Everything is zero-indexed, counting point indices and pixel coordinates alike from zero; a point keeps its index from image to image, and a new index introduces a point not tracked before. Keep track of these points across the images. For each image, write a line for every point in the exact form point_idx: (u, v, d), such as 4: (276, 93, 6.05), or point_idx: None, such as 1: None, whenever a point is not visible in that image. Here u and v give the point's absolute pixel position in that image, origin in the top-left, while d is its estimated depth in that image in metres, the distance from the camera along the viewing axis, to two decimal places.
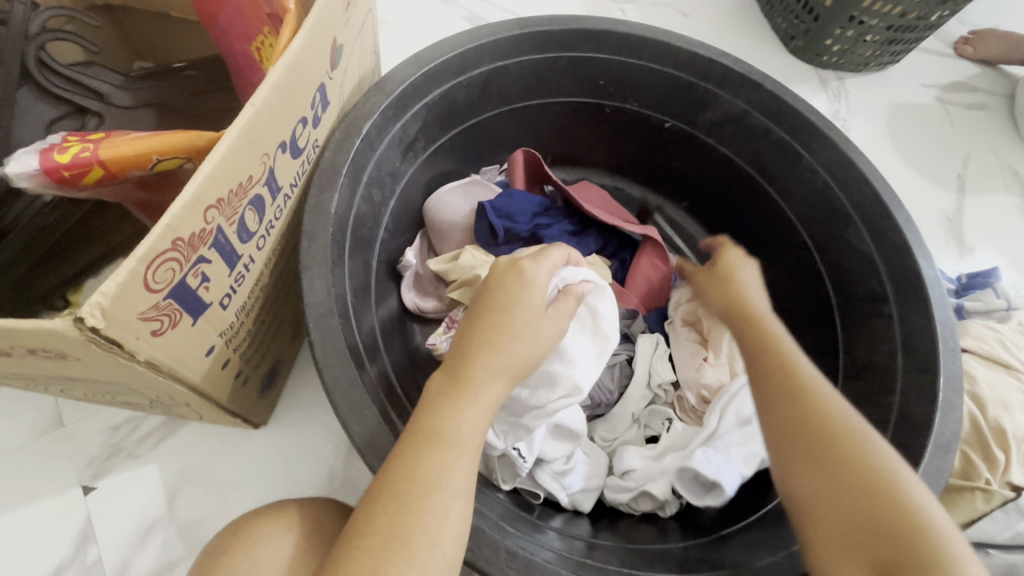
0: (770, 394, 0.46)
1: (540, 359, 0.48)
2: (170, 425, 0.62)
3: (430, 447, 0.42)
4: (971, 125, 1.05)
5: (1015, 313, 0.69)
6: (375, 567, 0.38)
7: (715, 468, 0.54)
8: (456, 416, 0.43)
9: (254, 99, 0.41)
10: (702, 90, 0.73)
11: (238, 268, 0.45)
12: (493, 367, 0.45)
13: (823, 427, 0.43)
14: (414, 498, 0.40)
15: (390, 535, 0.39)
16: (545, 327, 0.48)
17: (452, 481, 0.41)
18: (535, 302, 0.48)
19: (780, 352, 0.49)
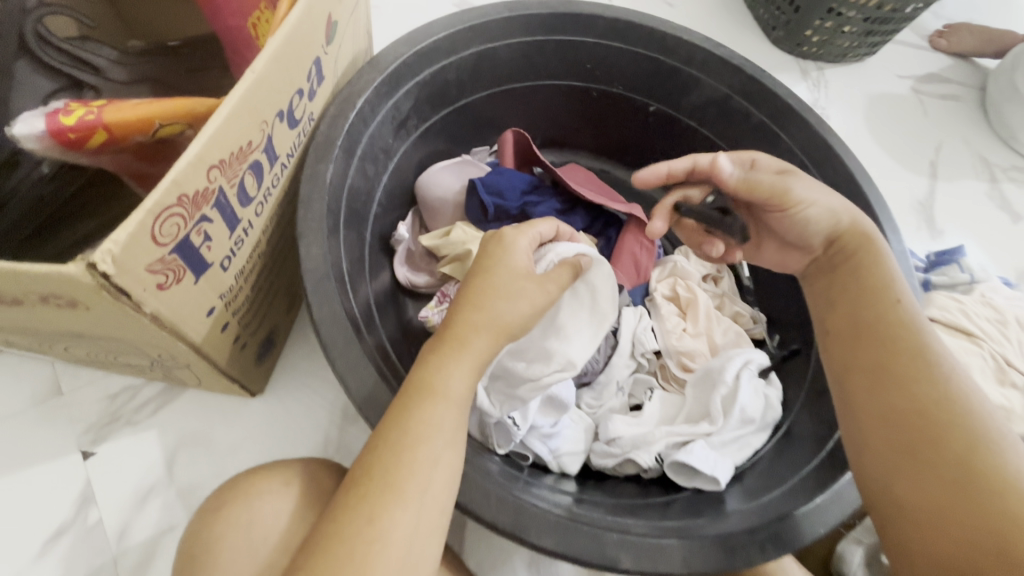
0: (876, 377, 0.49)
1: (526, 320, 0.48)
2: (167, 393, 0.64)
3: (423, 400, 0.43)
4: (943, 114, 1.09)
5: (978, 286, 0.73)
6: (372, 512, 0.39)
7: (712, 463, 0.57)
8: (446, 371, 0.44)
9: (254, 66, 0.43)
10: (686, 74, 0.76)
11: (237, 231, 0.47)
12: (483, 325, 0.46)
13: (930, 410, 0.45)
14: (408, 448, 0.41)
15: (386, 483, 0.40)
16: (528, 288, 0.49)
17: (444, 431, 0.43)
18: (518, 265, 0.50)
19: (893, 334, 0.50)
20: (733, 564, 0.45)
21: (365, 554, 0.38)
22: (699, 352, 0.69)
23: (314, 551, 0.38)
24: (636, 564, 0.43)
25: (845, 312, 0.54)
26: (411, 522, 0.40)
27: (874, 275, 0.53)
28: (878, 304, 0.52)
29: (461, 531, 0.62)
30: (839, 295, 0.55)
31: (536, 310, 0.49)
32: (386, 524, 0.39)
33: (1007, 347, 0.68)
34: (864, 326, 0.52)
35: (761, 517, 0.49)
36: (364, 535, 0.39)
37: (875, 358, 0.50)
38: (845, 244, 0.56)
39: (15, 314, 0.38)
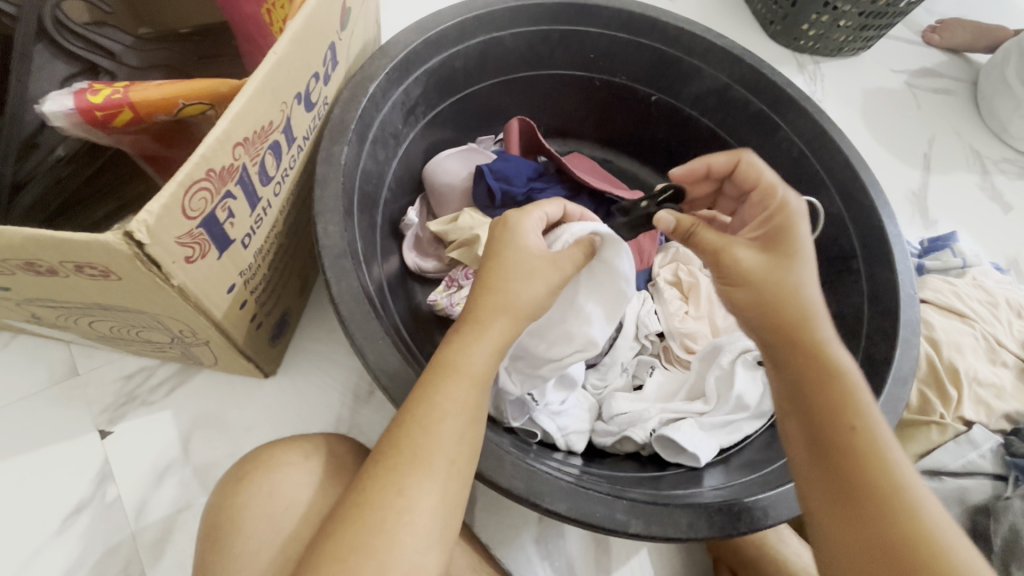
0: (830, 479, 0.41)
1: (543, 299, 0.50)
2: (181, 374, 0.65)
3: (444, 377, 0.44)
4: (936, 108, 1.12)
5: (970, 271, 0.75)
6: (401, 482, 0.40)
7: (696, 442, 0.59)
8: (467, 349, 0.45)
9: (275, 48, 0.44)
10: (687, 64, 0.77)
11: (258, 209, 0.48)
12: (505, 307, 0.47)
13: (901, 551, 0.38)
14: (432, 421, 0.42)
15: (413, 454, 0.41)
16: (540, 268, 0.50)
17: (460, 404, 0.43)
18: (528, 246, 0.50)
19: (840, 422, 0.42)
20: (736, 527, 0.47)
21: (395, 524, 0.39)
22: (701, 334, 0.71)
23: (345, 518, 0.39)
24: (645, 528, 0.45)
25: (793, 397, 0.45)
26: (438, 492, 0.41)
27: (822, 350, 0.45)
28: (840, 415, 0.42)
29: (471, 507, 0.64)
30: (788, 394, 0.45)
31: (552, 288, 0.50)
32: (415, 494, 0.40)
33: (998, 328, 0.70)
34: (823, 441, 0.42)
35: (755, 486, 0.51)
36: (393, 504, 0.39)
37: (840, 485, 0.41)
38: (786, 325, 0.46)
39: (60, 284, 0.41)
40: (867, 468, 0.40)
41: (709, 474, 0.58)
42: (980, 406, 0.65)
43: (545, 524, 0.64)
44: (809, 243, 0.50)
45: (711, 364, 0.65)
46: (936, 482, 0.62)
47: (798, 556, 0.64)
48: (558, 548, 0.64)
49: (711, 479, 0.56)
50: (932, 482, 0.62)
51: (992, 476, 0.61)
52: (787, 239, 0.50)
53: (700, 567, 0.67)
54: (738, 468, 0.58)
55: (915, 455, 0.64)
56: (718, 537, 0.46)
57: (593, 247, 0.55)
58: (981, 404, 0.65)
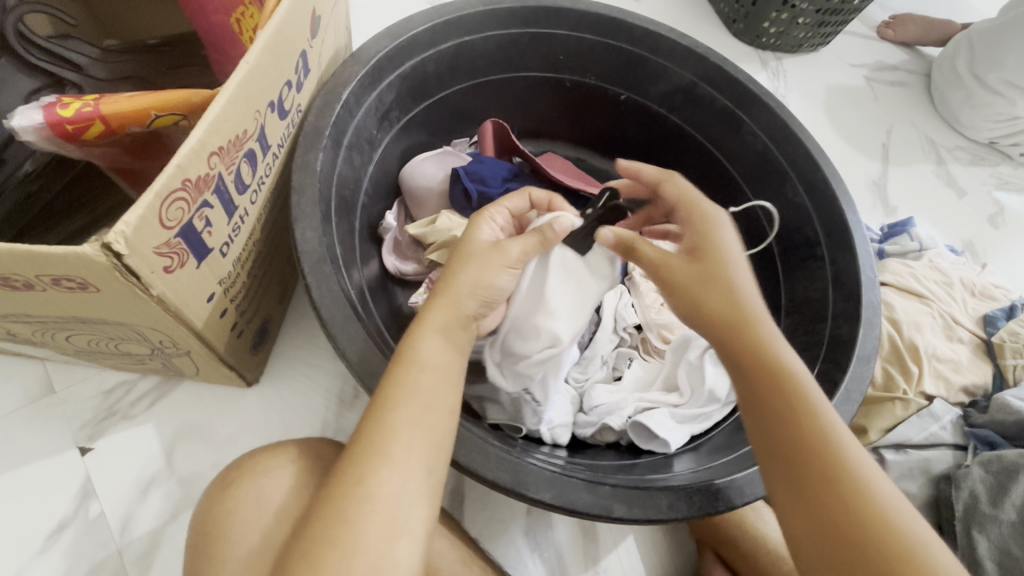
0: (785, 467, 0.42)
1: (497, 287, 0.52)
2: (163, 386, 0.65)
3: (396, 367, 0.45)
4: (893, 100, 1.17)
5: (926, 253, 0.79)
6: (362, 474, 0.41)
7: (666, 428, 0.61)
8: (413, 339, 0.47)
9: (247, 57, 0.45)
10: (653, 63, 0.80)
11: (235, 218, 0.49)
12: (445, 289, 0.50)
13: (854, 523, 0.39)
14: (388, 409, 0.43)
15: (367, 444, 0.42)
16: (490, 253, 0.52)
17: (416, 394, 0.44)
18: (477, 237, 0.54)
19: (787, 409, 0.44)
20: (714, 506, 0.49)
21: (363, 512, 0.39)
22: (677, 324, 0.73)
23: (317, 515, 0.40)
24: (628, 511, 0.47)
25: (743, 388, 0.46)
26: (397, 479, 0.41)
27: (762, 343, 0.46)
28: (785, 402, 0.44)
29: (460, 503, 0.65)
30: (739, 387, 0.47)
31: (500, 270, 0.52)
32: (374, 482, 0.41)
33: (954, 306, 0.74)
34: (771, 425, 0.44)
35: (730, 466, 0.53)
36: (352, 493, 0.40)
37: (793, 470, 0.42)
38: (730, 321, 0.48)
39: (35, 298, 0.41)
40: (817, 449, 0.42)
41: (680, 460, 0.59)
42: (940, 381, 0.68)
43: (532, 515, 0.66)
44: (731, 237, 0.53)
45: (682, 356, 0.67)
46: (901, 455, 0.65)
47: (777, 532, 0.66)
48: (546, 539, 0.65)
49: (678, 465, 0.58)
50: (898, 455, 0.65)
51: (953, 446, 0.66)
52: (710, 241, 0.52)
53: (685, 550, 0.69)
54: (704, 456, 0.59)
55: (882, 430, 0.66)
56: (697, 517, 0.48)
57: (547, 236, 0.54)
58: (940, 379, 0.68)
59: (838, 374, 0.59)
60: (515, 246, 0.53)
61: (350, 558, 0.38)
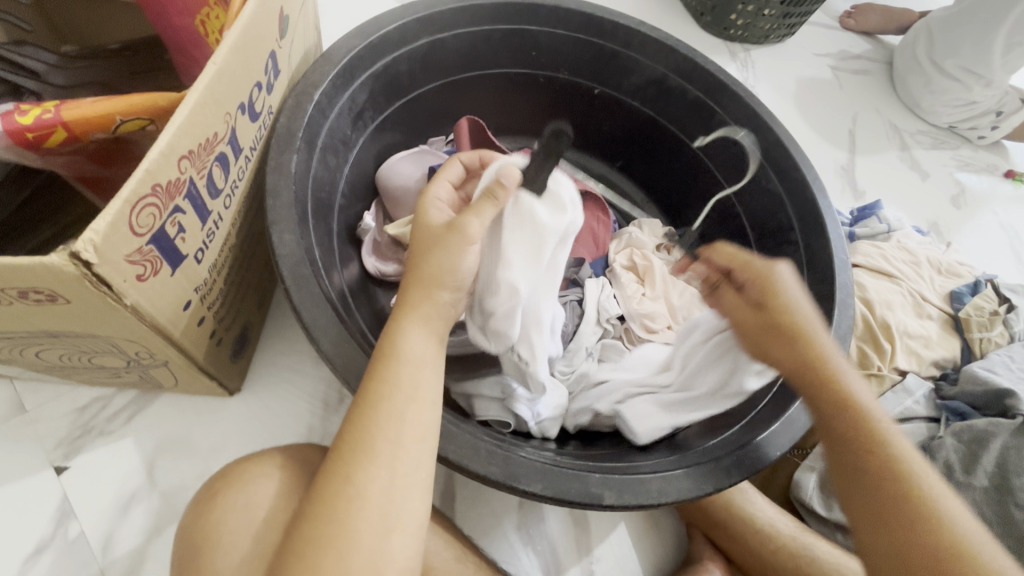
0: (833, 436, 0.48)
1: (459, 266, 0.50)
2: (140, 400, 0.63)
3: (383, 365, 0.45)
4: (858, 88, 1.20)
5: (894, 234, 0.81)
6: (356, 473, 0.41)
7: (638, 416, 0.62)
8: (400, 335, 0.47)
9: (214, 59, 0.44)
10: (626, 57, 0.80)
11: (209, 223, 0.48)
12: (416, 282, 0.49)
13: (889, 484, 0.45)
14: (373, 409, 0.43)
15: (355, 446, 0.42)
16: (445, 236, 0.50)
17: (404, 393, 0.44)
18: (431, 221, 0.52)
19: (833, 388, 0.49)
20: (702, 488, 0.49)
21: (357, 512, 0.40)
22: (659, 314, 0.75)
23: (310, 515, 0.40)
24: (619, 498, 0.47)
25: (794, 374, 0.51)
26: (386, 478, 0.41)
27: (816, 350, 0.50)
28: (829, 384, 0.49)
29: (451, 501, 0.65)
30: (794, 377, 0.51)
31: (454, 250, 0.49)
32: (367, 482, 0.41)
33: (923, 284, 0.76)
34: (820, 402, 0.49)
35: (719, 447, 0.54)
36: (344, 493, 0.40)
37: (838, 440, 0.48)
38: (793, 339, 0.51)
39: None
40: (859, 418, 0.48)
41: (656, 449, 0.60)
42: (912, 356, 0.71)
43: (524, 509, 0.66)
44: (790, 287, 0.54)
45: (687, 341, 0.64)
46: None
47: (765, 512, 0.65)
48: (539, 532, 0.65)
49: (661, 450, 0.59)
50: None
51: (926, 419, 0.68)
52: (774, 288, 0.53)
53: (676, 534, 0.69)
54: (689, 439, 0.60)
55: None
56: (686, 500, 0.48)
57: (496, 197, 0.52)
58: (913, 355, 0.71)
59: None
60: (469, 222, 0.50)
61: (346, 555, 0.39)
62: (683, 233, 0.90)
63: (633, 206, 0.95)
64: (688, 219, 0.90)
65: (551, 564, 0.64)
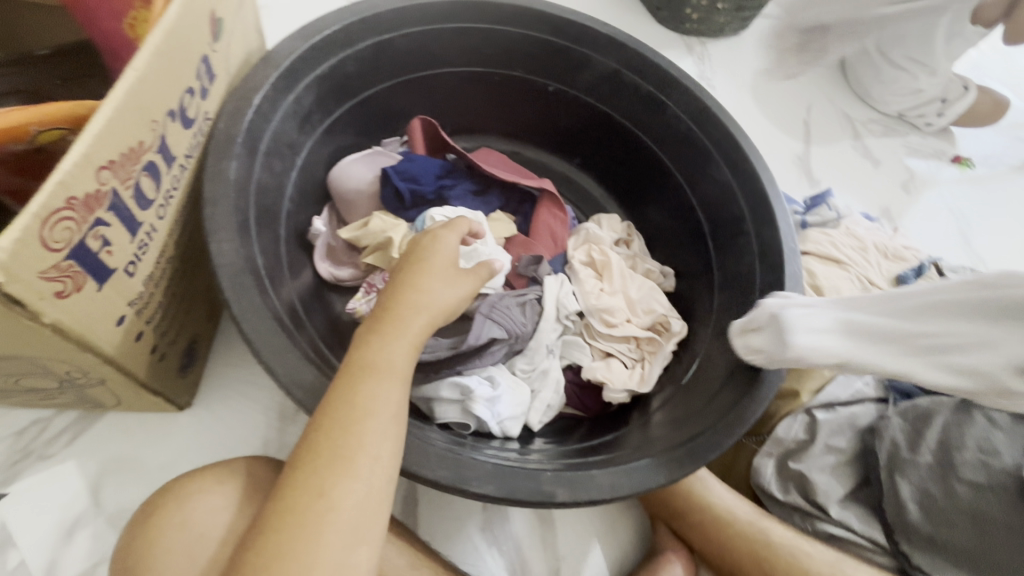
0: None
1: (455, 303, 0.53)
2: (83, 420, 0.61)
3: (365, 377, 0.44)
4: (812, 79, 1.23)
5: (843, 221, 0.84)
6: (321, 483, 0.40)
7: (808, 332, 0.52)
8: (385, 348, 0.46)
9: (134, 64, 0.42)
10: (579, 53, 0.80)
11: (140, 235, 0.46)
12: (406, 298, 0.50)
13: None
14: (354, 421, 0.42)
15: (314, 457, 0.41)
16: (445, 272, 0.54)
17: (366, 402, 0.43)
18: (446, 255, 0.56)
19: None
20: (656, 481, 0.49)
21: (319, 524, 0.38)
22: (617, 308, 0.75)
23: (268, 529, 0.38)
24: (571, 495, 0.47)
25: None
26: (361, 490, 0.40)
27: None
28: None
29: (413, 507, 0.65)
30: None
31: (451, 293, 0.53)
32: (329, 492, 0.39)
33: (870, 269, 0.78)
34: None
35: (680, 438, 0.55)
36: (314, 506, 0.39)
37: None
38: None
39: None
40: None
41: (612, 445, 0.61)
42: None
43: (488, 510, 0.66)
44: None
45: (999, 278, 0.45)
46: (830, 413, 0.68)
47: (723, 498, 0.66)
48: (503, 531, 0.65)
49: (619, 445, 0.60)
50: (828, 413, 0.68)
51: (875, 399, 0.70)
52: None
53: (639, 525, 0.70)
54: (647, 433, 0.61)
55: (812, 391, 0.70)
56: (639, 493, 0.49)
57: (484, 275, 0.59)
58: None
59: None
60: (468, 284, 0.56)
61: (312, 569, 0.37)
62: (641, 226, 0.91)
63: (593, 201, 0.95)
64: (646, 213, 0.90)
65: (516, 563, 0.64)
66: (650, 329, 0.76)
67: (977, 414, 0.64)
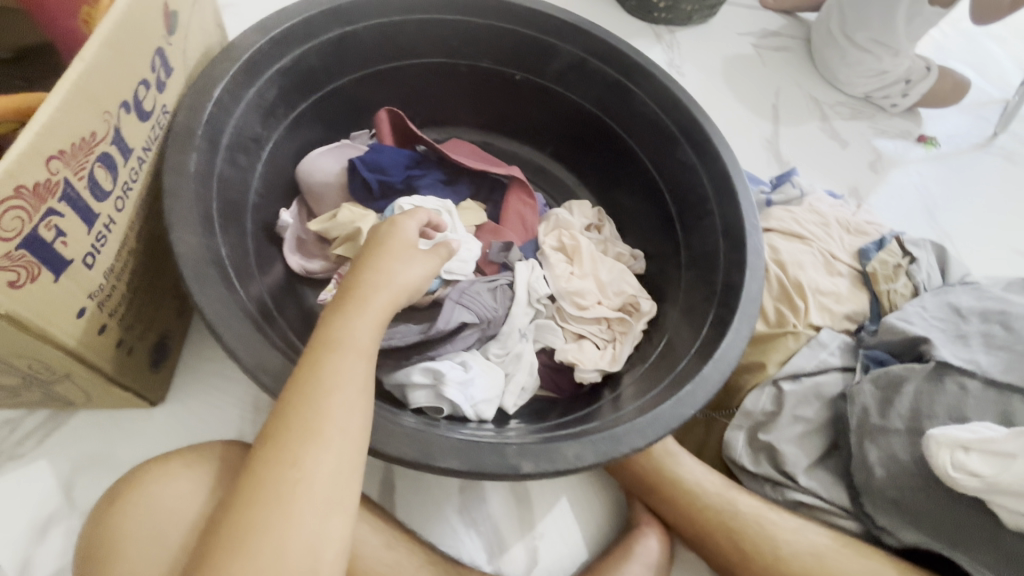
0: None
1: (417, 283, 0.54)
2: (54, 419, 0.61)
3: (330, 354, 0.44)
4: (779, 64, 1.25)
5: (806, 198, 0.86)
6: (292, 456, 0.40)
7: None
8: (349, 326, 0.47)
9: (82, 55, 0.42)
10: (544, 43, 0.81)
11: (98, 226, 0.46)
12: (365, 280, 0.51)
13: None
14: (322, 395, 0.42)
15: (284, 431, 0.41)
16: (405, 252, 0.54)
17: (334, 377, 0.43)
18: (406, 237, 0.56)
19: None
20: (619, 450, 0.51)
21: (291, 495, 0.39)
22: (587, 290, 0.76)
23: (238, 503, 0.39)
24: (535, 467, 0.48)
25: None
26: (333, 461, 0.41)
27: None
28: None
29: (391, 492, 0.65)
30: None
31: (412, 272, 0.53)
32: (301, 465, 0.40)
33: (833, 244, 0.80)
34: None
35: (643, 410, 0.56)
36: (286, 477, 0.40)
37: None
38: None
39: None
40: None
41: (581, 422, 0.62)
42: (825, 312, 0.75)
43: (466, 492, 0.67)
44: None
45: None
46: (797, 383, 0.69)
47: (691, 471, 0.68)
48: (480, 512, 0.66)
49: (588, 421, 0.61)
50: (795, 384, 0.69)
51: (841, 369, 0.70)
52: None
53: (614, 501, 0.71)
54: (616, 408, 0.62)
55: (778, 363, 0.71)
56: (604, 463, 0.50)
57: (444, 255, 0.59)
58: (826, 311, 0.75)
59: (729, 313, 0.63)
60: (430, 263, 0.56)
61: (287, 537, 0.38)
62: (612, 211, 0.92)
63: (565, 189, 0.96)
64: (617, 198, 0.91)
65: (494, 543, 0.65)
66: (621, 310, 0.78)
67: (950, 381, 0.64)
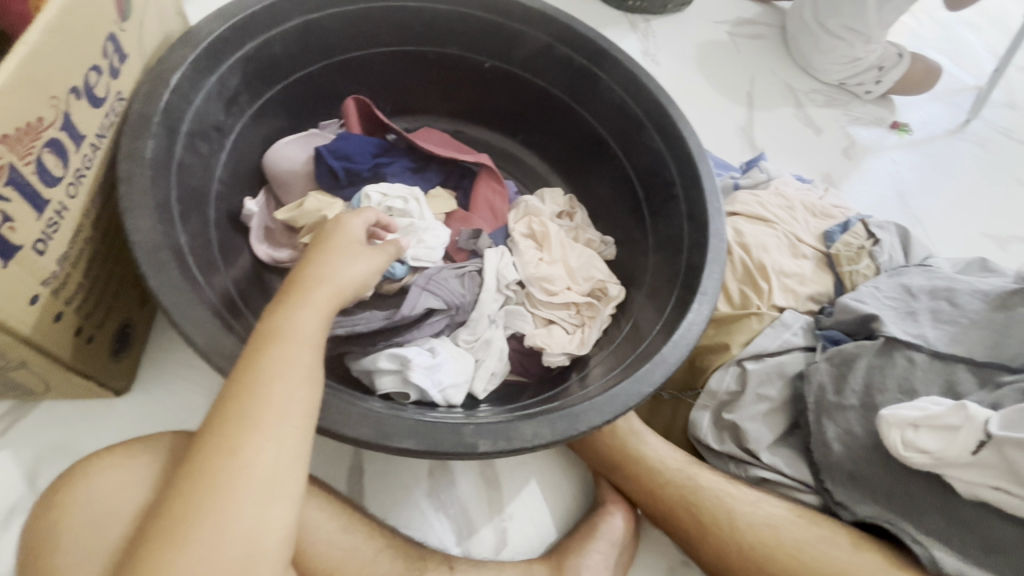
0: None
1: (362, 279, 0.54)
2: (19, 408, 0.61)
3: (271, 344, 0.45)
4: (754, 52, 1.26)
5: (773, 181, 0.87)
6: (231, 444, 0.41)
7: None
8: (292, 316, 0.47)
9: (25, 38, 0.42)
10: (510, 29, 0.81)
11: (48, 213, 0.47)
12: (308, 275, 0.51)
13: None
14: (262, 384, 0.43)
15: (224, 420, 0.42)
16: (349, 248, 0.55)
17: (276, 366, 0.44)
18: (350, 234, 0.57)
19: None
20: (576, 428, 0.51)
21: (229, 482, 0.39)
22: (556, 275, 0.77)
23: (176, 491, 0.39)
24: (492, 445, 0.49)
25: None
26: (274, 449, 0.41)
27: None
28: None
29: (359, 478, 0.66)
30: None
31: (357, 267, 0.54)
32: (240, 453, 0.40)
33: (797, 227, 0.81)
34: None
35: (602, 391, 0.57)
36: (225, 464, 0.40)
37: None
38: None
39: None
40: None
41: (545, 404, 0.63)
42: (789, 294, 0.76)
43: (435, 478, 0.67)
44: None
45: None
46: (760, 363, 0.70)
47: (656, 450, 0.69)
48: (449, 496, 0.67)
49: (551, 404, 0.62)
50: (757, 364, 0.70)
51: (804, 348, 0.71)
52: None
53: (583, 483, 0.72)
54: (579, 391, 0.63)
55: (741, 344, 0.72)
56: (561, 441, 0.51)
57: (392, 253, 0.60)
58: (790, 292, 0.76)
59: (690, 294, 0.64)
60: (376, 259, 0.56)
61: (226, 524, 0.39)
62: (584, 198, 0.93)
63: (537, 177, 0.96)
64: (589, 185, 0.92)
65: (462, 526, 0.65)
66: (589, 295, 0.78)
67: (898, 355, 0.66)
